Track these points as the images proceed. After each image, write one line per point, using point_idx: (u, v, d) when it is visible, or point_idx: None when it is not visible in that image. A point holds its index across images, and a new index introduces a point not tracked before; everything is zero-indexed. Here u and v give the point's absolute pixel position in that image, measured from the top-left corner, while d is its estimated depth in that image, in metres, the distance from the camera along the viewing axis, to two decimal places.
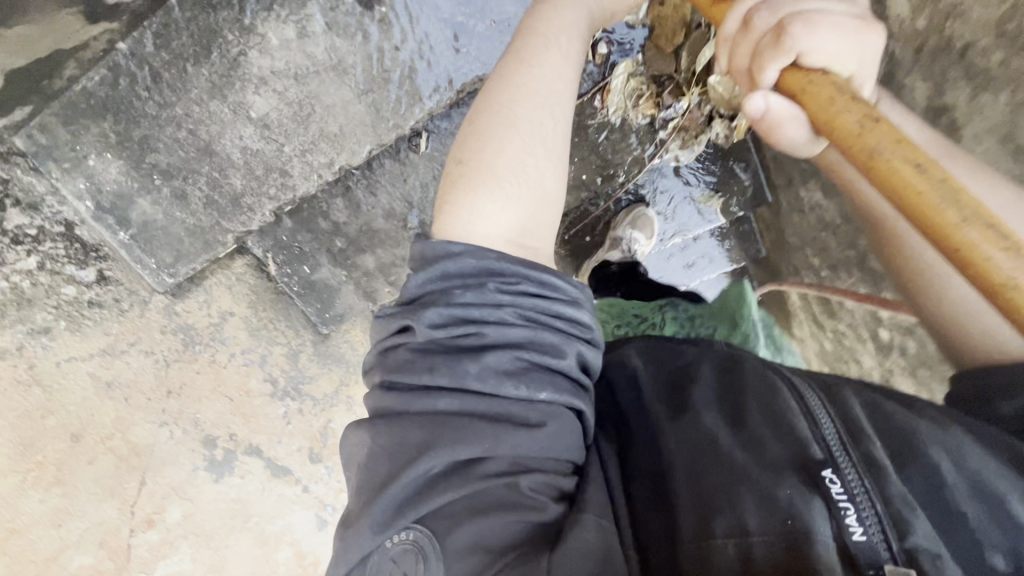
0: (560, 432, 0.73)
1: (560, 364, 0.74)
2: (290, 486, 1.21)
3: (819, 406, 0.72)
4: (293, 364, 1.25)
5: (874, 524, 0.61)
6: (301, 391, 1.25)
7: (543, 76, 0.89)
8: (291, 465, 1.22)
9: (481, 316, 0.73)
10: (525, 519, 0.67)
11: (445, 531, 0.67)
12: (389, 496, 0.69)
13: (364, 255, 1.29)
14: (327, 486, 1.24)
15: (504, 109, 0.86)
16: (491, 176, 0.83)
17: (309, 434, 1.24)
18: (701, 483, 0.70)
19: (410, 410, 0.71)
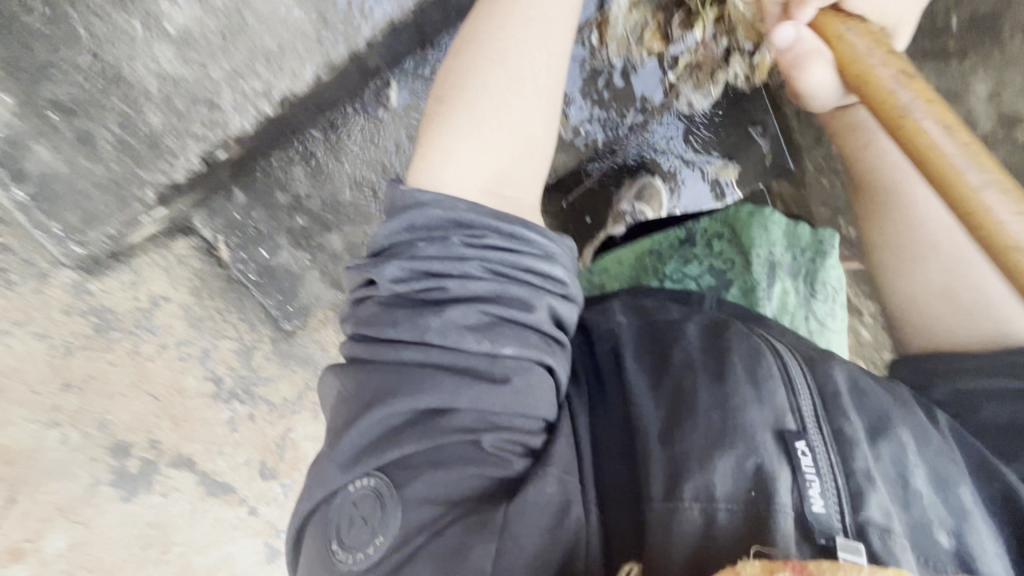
0: (530, 391, 0.61)
1: (531, 317, 0.63)
2: (225, 507, 1.03)
3: (799, 375, 0.66)
4: (245, 363, 1.06)
5: (833, 495, 0.58)
6: (254, 393, 1.06)
7: (539, 5, 0.74)
8: (236, 482, 1.03)
9: (443, 257, 0.61)
10: (485, 473, 0.59)
11: (403, 482, 0.58)
12: (344, 442, 0.60)
13: (329, 234, 1.11)
14: (282, 508, 1.07)
15: (489, 41, 0.71)
16: (467, 113, 0.68)
17: (261, 445, 1.06)
18: (678, 440, 0.60)
19: (374, 362, 0.61)
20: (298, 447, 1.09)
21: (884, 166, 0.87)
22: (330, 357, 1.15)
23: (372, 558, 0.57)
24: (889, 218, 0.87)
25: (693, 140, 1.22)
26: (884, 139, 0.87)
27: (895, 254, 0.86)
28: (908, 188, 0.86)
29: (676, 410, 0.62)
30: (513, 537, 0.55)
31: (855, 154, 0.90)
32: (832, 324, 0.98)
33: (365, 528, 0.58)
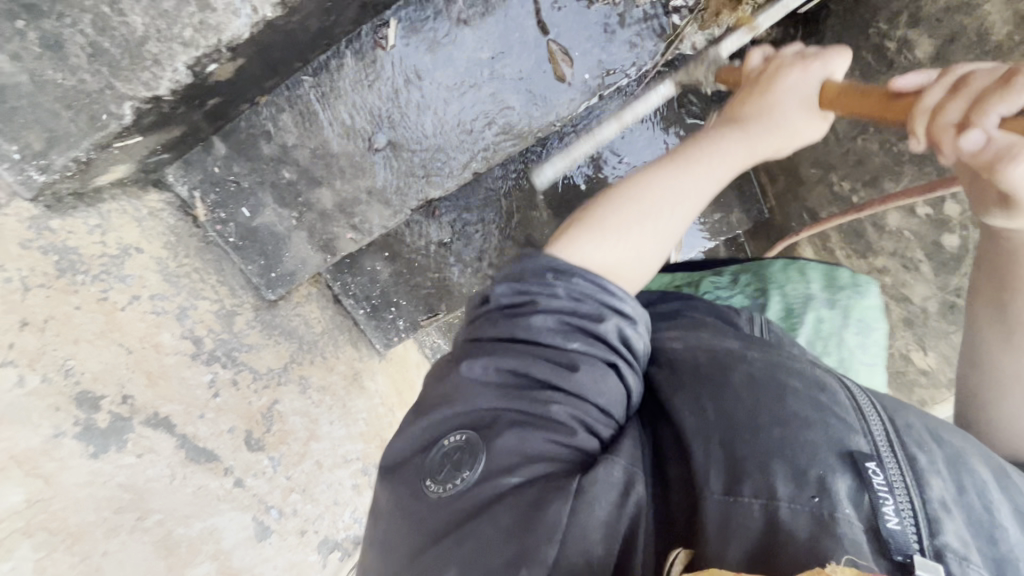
0: (599, 383, 0.69)
1: (602, 329, 0.71)
2: (207, 475, 0.88)
3: (867, 403, 0.64)
4: (226, 325, 0.97)
5: (908, 513, 0.53)
6: (237, 359, 0.96)
7: (678, 185, 0.80)
8: (220, 450, 0.90)
9: (552, 263, 0.75)
10: (553, 438, 0.66)
11: (491, 436, 0.66)
12: (444, 409, 0.69)
13: (319, 189, 1.05)
14: (272, 483, 0.96)
15: (627, 196, 0.80)
16: (591, 227, 0.78)
17: (245, 413, 0.95)
18: (736, 449, 0.61)
19: (478, 350, 0.72)
20: (285, 420, 1.01)
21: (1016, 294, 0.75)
22: (314, 333, 1.18)
23: (459, 487, 0.65)
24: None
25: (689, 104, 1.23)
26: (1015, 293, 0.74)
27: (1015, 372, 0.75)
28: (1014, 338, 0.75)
29: (752, 437, 0.61)
30: (586, 500, 0.60)
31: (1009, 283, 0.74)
32: (864, 356, 0.95)
33: (451, 469, 0.66)
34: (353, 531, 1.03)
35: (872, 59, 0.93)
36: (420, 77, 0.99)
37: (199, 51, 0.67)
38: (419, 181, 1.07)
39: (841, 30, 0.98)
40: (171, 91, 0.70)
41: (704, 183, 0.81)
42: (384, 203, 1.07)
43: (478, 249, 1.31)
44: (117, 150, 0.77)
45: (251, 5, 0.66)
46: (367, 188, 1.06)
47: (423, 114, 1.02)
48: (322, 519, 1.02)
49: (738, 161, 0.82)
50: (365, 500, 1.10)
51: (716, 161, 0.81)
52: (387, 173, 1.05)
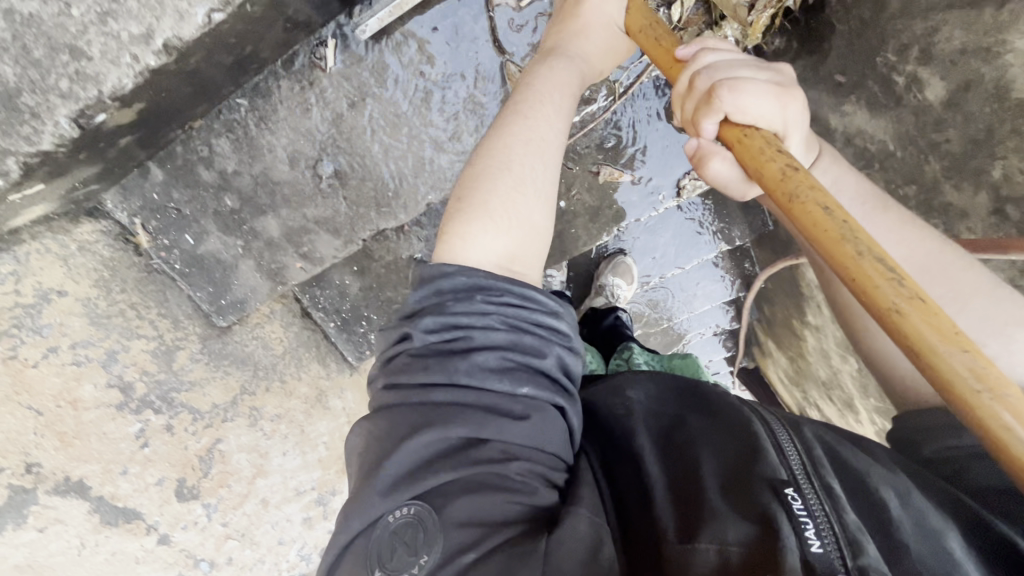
0: (549, 421, 0.62)
1: (545, 362, 0.64)
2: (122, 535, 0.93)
3: (784, 433, 0.61)
4: (166, 365, 0.97)
5: (832, 537, 0.51)
6: (174, 400, 0.96)
7: (541, 123, 0.73)
8: (144, 507, 0.94)
9: (474, 282, 0.64)
10: (513, 501, 0.57)
11: (443, 507, 0.57)
12: (384, 475, 0.58)
13: (264, 218, 0.99)
14: (203, 534, 0.99)
15: (490, 158, 0.71)
16: (471, 202, 0.69)
17: (179, 461, 0.96)
18: (680, 490, 0.58)
19: (405, 406, 0.61)
20: (229, 460, 1.00)
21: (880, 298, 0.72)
22: (274, 355, 1.09)
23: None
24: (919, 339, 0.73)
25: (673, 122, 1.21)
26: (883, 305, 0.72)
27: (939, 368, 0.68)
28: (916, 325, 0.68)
29: (692, 486, 0.58)
30: (554, 570, 0.52)
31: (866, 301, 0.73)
32: None
33: (404, 554, 0.56)
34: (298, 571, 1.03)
35: (878, 89, 0.81)
36: (364, 100, 0.90)
37: (80, 103, 0.64)
38: (371, 212, 0.99)
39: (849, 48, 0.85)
40: (55, 145, 0.65)
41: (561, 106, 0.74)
42: (334, 233, 1.01)
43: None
44: (19, 198, 0.73)
45: (131, 54, 0.64)
46: (315, 218, 0.99)
47: (372, 140, 0.93)
48: (262, 562, 1.04)
49: (573, 79, 0.77)
50: (314, 534, 1.09)
51: (557, 90, 0.75)
52: (335, 203, 0.98)
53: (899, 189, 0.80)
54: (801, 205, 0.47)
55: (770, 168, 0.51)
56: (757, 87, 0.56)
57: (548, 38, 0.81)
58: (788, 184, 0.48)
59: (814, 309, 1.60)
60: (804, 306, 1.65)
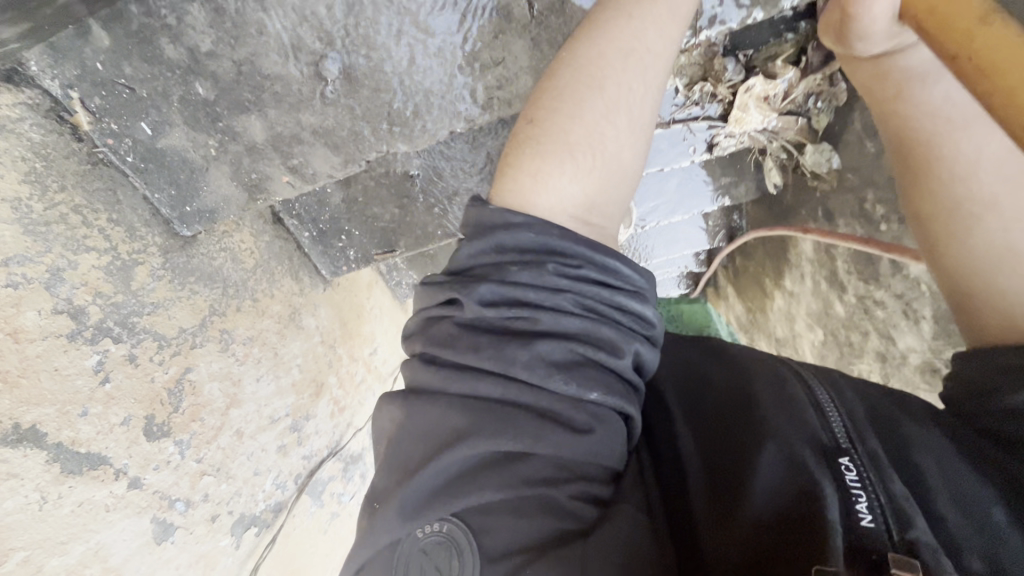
0: (608, 438, 0.63)
1: (617, 363, 0.66)
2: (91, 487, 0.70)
3: (828, 399, 0.64)
4: (123, 283, 0.79)
5: (881, 507, 0.53)
6: (136, 326, 0.80)
7: (641, 33, 0.72)
8: (112, 450, 0.72)
9: (537, 242, 0.68)
10: (559, 524, 0.57)
11: (480, 530, 0.58)
12: (422, 479, 0.61)
13: (246, 117, 0.81)
14: (178, 473, 0.80)
15: (581, 77, 0.71)
16: (563, 143, 0.71)
17: (146, 397, 0.78)
18: (720, 462, 0.63)
19: (451, 394, 0.63)
20: (201, 390, 0.88)
21: (921, 114, 0.71)
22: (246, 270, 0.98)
23: None
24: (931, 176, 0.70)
25: (731, 100, 1.09)
26: (925, 82, 0.70)
27: (976, 260, 0.66)
28: (963, 130, 0.69)
29: (731, 454, 0.62)
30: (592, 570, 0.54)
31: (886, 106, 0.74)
32: None
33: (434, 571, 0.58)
34: (274, 501, 0.97)
35: None
36: None
37: None
38: (381, 130, 0.83)
39: None
40: None
41: (660, 39, 0.73)
42: (333, 148, 0.85)
43: (437, 198, 1.23)
44: None
45: None
46: (314, 128, 0.82)
47: (394, 45, 0.76)
48: (237, 495, 0.91)
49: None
50: (289, 462, 1.04)
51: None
52: (340, 114, 0.81)
53: None
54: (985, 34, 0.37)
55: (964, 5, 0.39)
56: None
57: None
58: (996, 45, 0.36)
59: (793, 276, 1.62)
60: (784, 271, 1.68)
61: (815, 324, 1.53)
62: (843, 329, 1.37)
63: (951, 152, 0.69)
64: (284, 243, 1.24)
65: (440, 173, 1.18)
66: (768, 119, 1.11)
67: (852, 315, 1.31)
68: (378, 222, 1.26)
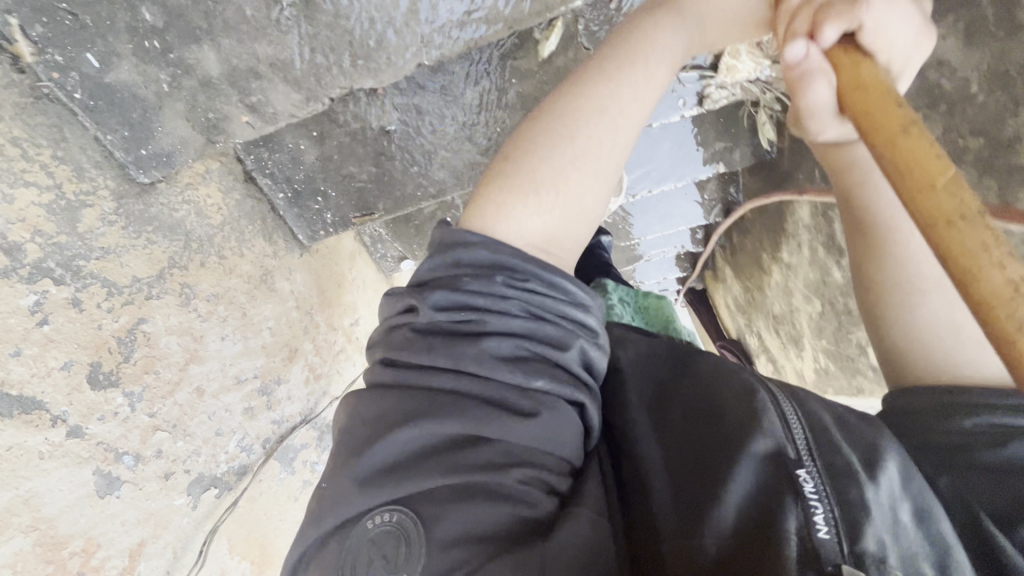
0: (556, 427, 0.63)
1: (563, 356, 0.65)
2: (19, 433, 0.62)
3: (792, 410, 0.65)
4: (67, 225, 0.75)
5: (836, 521, 0.55)
6: (82, 270, 0.75)
7: (618, 92, 0.72)
8: (51, 395, 0.66)
9: (495, 261, 0.66)
10: (513, 511, 0.58)
11: (433, 518, 0.58)
12: (369, 462, 0.61)
13: (196, 48, 0.76)
14: (126, 426, 0.75)
15: (557, 122, 0.71)
16: (529, 177, 0.69)
17: (91, 342, 0.73)
18: (683, 475, 0.63)
19: (406, 389, 0.64)
20: (157, 343, 0.84)
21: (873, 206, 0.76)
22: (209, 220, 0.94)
23: None
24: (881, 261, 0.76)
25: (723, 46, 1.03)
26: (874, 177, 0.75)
27: (925, 337, 0.73)
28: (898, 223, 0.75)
29: (696, 463, 0.63)
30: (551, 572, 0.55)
31: (846, 195, 0.77)
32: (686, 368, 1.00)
33: (376, 557, 0.57)
34: (238, 463, 0.93)
35: (993, 13, 0.68)
36: None
37: None
38: (343, 65, 0.79)
39: None
40: None
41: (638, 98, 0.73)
42: (294, 84, 0.80)
43: (415, 156, 1.19)
44: None
45: None
46: (272, 61, 0.77)
47: None
48: (196, 454, 0.85)
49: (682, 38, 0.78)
50: (257, 425, 1.00)
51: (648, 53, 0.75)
52: (299, 46, 0.76)
53: (961, 138, 0.75)
54: (907, 138, 0.45)
55: (891, 117, 0.47)
56: (904, 12, 0.58)
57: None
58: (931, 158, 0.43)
59: (790, 247, 1.56)
60: (780, 242, 1.62)
61: (812, 295, 1.48)
62: (841, 296, 1.34)
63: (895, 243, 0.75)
64: (255, 203, 1.19)
65: (418, 129, 1.14)
66: (761, 67, 1.05)
67: (850, 279, 1.28)
68: (356, 180, 1.21)
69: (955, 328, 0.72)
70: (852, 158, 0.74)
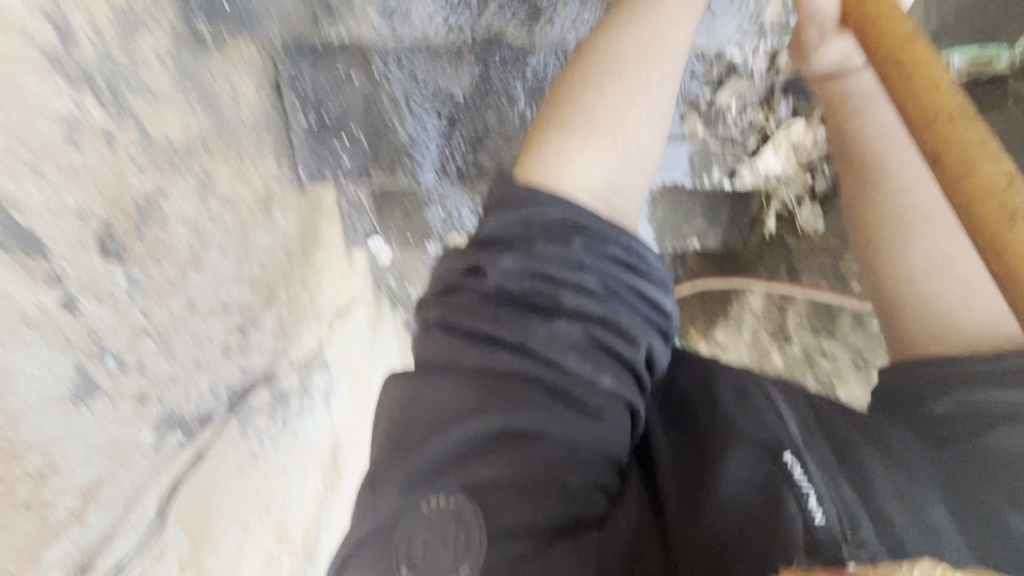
0: (618, 430, 0.59)
1: (634, 354, 0.62)
2: (3, 275, 0.42)
3: (788, 407, 0.64)
4: (121, 37, 0.56)
5: (829, 503, 0.54)
6: (124, 100, 0.56)
7: (659, 35, 0.74)
8: (57, 242, 0.47)
9: (568, 218, 0.62)
10: (571, 506, 0.54)
11: (490, 508, 0.53)
12: (431, 448, 0.55)
13: None
14: (119, 319, 0.55)
15: (615, 55, 0.72)
16: (583, 115, 0.69)
17: (112, 194, 0.54)
18: (694, 468, 0.61)
19: (461, 361, 0.58)
20: (168, 227, 0.64)
21: (876, 130, 0.84)
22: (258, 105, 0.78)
23: None
24: (877, 181, 0.83)
25: (770, 134, 1.20)
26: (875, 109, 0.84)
27: (916, 277, 0.78)
28: (906, 153, 0.83)
29: (701, 456, 0.62)
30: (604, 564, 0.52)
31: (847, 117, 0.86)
32: None
33: (435, 550, 0.52)
34: (204, 409, 0.72)
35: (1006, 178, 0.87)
36: None
37: None
38: None
39: (1000, 129, 0.88)
40: None
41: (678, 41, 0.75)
42: None
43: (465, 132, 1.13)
44: None
45: None
46: None
47: None
48: (172, 381, 0.64)
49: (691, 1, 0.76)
50: (228, 367, 0.80)
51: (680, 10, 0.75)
52: None
53: None
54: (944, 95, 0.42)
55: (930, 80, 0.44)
56: None
57: None
58: (948, 98, 0.42)
59: None
60: None
61: None
62: None
63: (900, 166, 0.83)
64: (274, 117, 1.02)
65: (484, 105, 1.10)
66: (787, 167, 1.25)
67: (791, 365, 1.47)
68: (392, 135, 1.10)
69: (947, 262, 0.77)
70: (870, 119, 0.85)
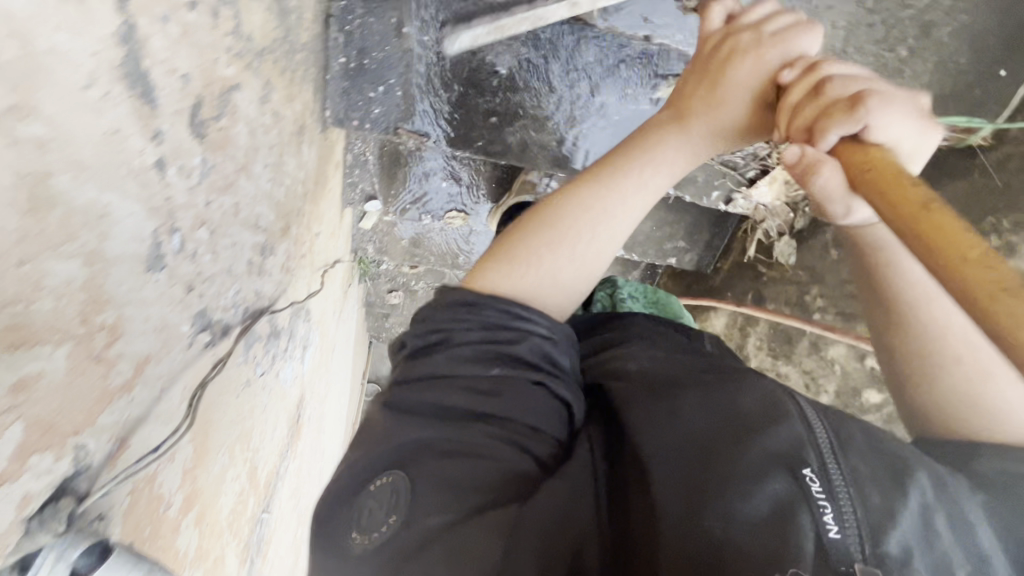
0: (524, 408, 0.65)
1: (520, 350, 0.68)
2: (124, 115, 0.41)
3: (817, 420, 0.60)
4: None
5: (851, 522, 0.52)
6: None
7: (611, 192, 0.78)
8: (166, 99, 0.45)
9: (468, 296, 0.71)
10: (493, 465, 0.60)
11: (415, 477, 0.59)
12: (369, 431, 0.64)
13: None
14: (190, 197, 0.53)
15: (564, 209, 0.78)
16: (513, 254, 0.77)
17: (207, 70, 0.52)
18: (689, 466, 0.58)
19: (392, 387, 0.68)
20: (235, 123, 0.63)
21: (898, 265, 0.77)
22: None
23: (387, 535, 0.57)
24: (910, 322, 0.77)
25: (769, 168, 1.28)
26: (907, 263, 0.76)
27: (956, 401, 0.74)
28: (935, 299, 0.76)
29: (701, 454, 0.58)
30: (521, 529, 0.56)
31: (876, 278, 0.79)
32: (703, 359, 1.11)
33: (378, 513, 0.58)
34: (226, 318, 0.69)
35: None
36: None
37: None
38: None
39: (966, 195, 1.02)
40: None
41: (635, 198, 0.78)
42: None
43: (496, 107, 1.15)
44: None
45: None
46: None
47: None
48: (211, 280, 0.62)
49: (680, 157, 0.79)
50: (249, 284, 0.77)
51: (641, 162, 0.79)
52: None
53: None
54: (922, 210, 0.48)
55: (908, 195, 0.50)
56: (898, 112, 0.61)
57: (681, 88, 0.81)
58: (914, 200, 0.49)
59: None
60: None
61: None
62: None
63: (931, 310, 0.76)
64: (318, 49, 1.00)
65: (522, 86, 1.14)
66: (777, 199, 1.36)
67: None
68: None
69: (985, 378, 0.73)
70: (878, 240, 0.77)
